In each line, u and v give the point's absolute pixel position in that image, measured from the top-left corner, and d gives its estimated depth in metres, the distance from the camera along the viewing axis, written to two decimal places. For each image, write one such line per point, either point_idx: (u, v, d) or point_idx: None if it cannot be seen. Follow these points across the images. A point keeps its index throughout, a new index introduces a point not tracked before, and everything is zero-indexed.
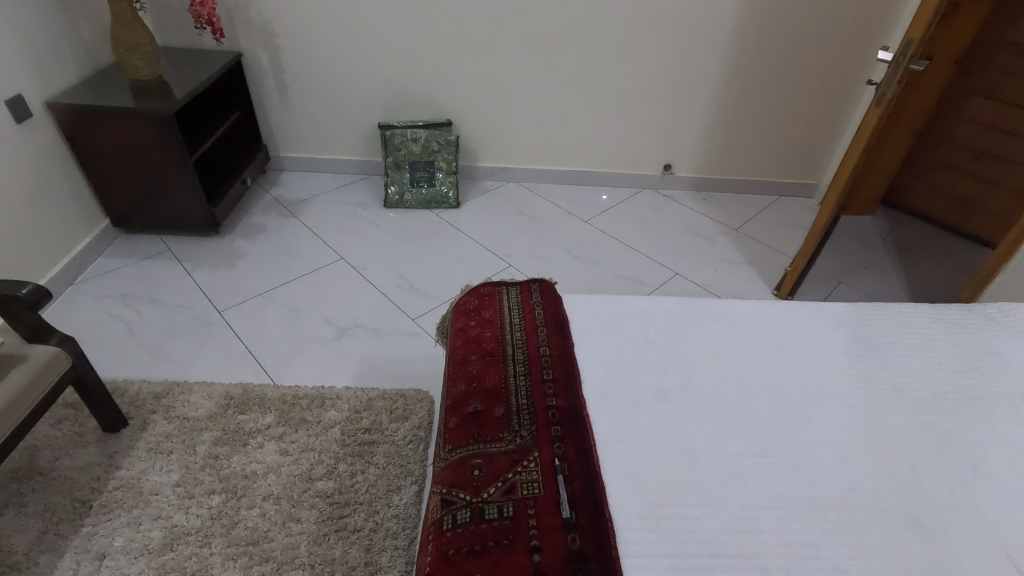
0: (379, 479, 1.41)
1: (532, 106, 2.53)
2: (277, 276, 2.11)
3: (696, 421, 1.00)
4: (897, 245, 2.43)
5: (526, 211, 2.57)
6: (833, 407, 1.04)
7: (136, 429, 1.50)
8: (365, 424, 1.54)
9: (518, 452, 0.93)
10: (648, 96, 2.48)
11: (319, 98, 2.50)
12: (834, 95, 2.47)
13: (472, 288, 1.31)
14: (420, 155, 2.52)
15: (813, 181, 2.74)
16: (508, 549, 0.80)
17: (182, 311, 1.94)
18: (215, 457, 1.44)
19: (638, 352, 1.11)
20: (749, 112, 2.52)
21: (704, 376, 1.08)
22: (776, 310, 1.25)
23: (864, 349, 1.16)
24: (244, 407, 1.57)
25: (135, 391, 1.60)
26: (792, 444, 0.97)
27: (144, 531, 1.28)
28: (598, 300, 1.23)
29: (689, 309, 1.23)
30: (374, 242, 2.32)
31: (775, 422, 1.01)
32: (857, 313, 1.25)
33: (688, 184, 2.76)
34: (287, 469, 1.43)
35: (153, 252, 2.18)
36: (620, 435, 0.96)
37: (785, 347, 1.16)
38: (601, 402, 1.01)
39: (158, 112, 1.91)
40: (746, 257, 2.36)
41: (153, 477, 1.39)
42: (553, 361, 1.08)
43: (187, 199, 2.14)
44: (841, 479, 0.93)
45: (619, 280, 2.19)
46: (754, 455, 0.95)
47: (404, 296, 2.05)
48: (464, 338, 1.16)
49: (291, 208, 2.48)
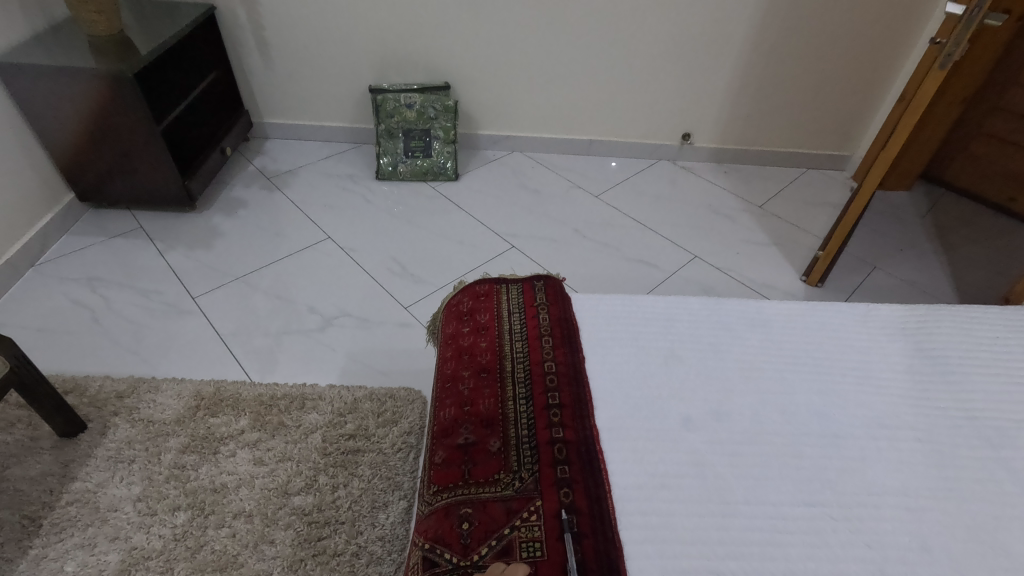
0: (364, 494, 1.27)
1: (538, 69, 2.28)
2: (258, 258, 1.93)
3: (729, 460, 0.82)
4: (937, 226, 2.22)
5: (531, 185, 2.36)
6: (895, 441, 0.87)
7: (96, 434, 1.35)
8: (349, 429, 1.39)
9: (516, 501, 0.77)
10: (668, 58, 2.23)
11: (304, 57, 2.27)
12: (878, 56, 2.20)
13: (466, 284, 1.14)
14: (415, 122, 2.31)
15: (846, 153, 2.50)
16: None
17: (152, 297, 1.77)
18: (181, 467, 1.29)
19: (658, 370, 0.94)
20: (778, 78, 2.28)
21: (737, 398, 0.91)
22: (821, 314, 1.07)
23: (925, 364, 0.99)
24: (216, 409, 1.42)
25: (96, 390, 1.45)
26: (847, 490, 0.80)
27: (100, 554, 1.15)
28: (612, 300, 1.06)
29: (719, 313, 1.05)
30: (365, 219, 2.13)
31: (826, 461, 0.83)
32: (917, 320, 1.07)
33: (708, 155, 2.53)
34: (261, 481, 1.28)
35: (124, 230, 2.00)
36: (640, 477, 0.80)
37: (834, 361, 0.98)
38: (617, 434, 0.84)
39: (117, 73, 1.69)
40: (771, 237, 2.16)
41: (111, 490, 1.25)
42: (560, 381, 0.91)
43: (158, 171, 1.94)
44: (908, 537, 0.76)
45: (631, 264, 2.00)
46: (801, 504, 0.78)
47: (396, 281, 1.87)
48: (455, 349, 0.99)
49: (275, 181, 2.28)
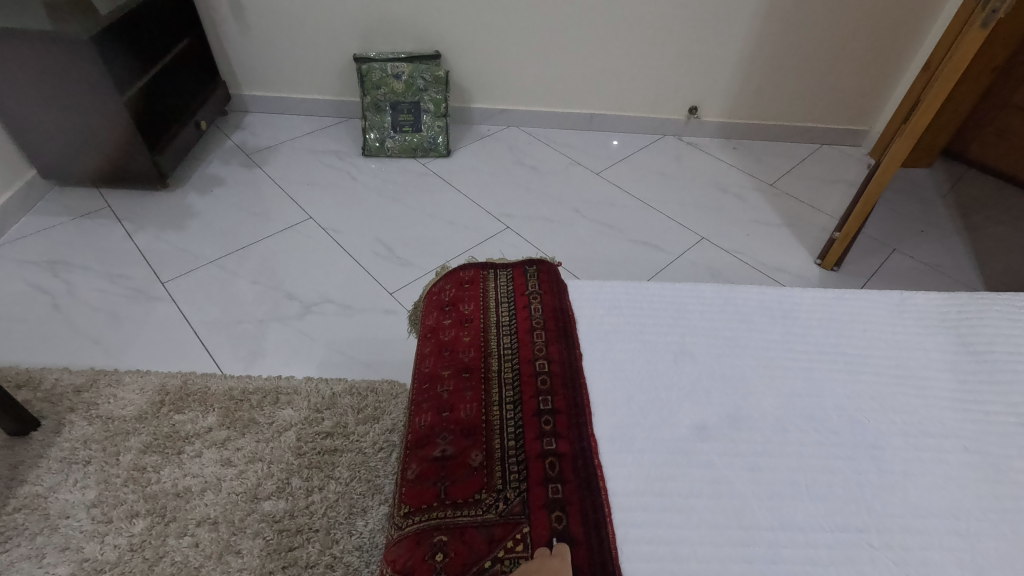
0: (341, 498, 1.16)
1: (536, 35, 2.12)
2: (234, 240, 1.80)
3: (750, 475, 0.71)
4: (959, 205, 2.08)
5: (528, 162, 2.21)
6: (940, 453, 0.75)
7: (49, 432, 1.24)
8: (326, 426, 1.28)
9: (500, 526, 0.65)
10: (675, 24, 2.07)
11: (284, 24, 2.11)
12: (903, 21, 2.04)
13: (449, 270, 1.02)
14: (403, 94, 2.16)
15: (863, 127, 2.35)
16: (559, 563, 0.59)
17: (119, 282, 1.64)
18: (142, 469, 1.19)
19: (666, 368, 0.82)
20: (794, 46, 2.11)
21: (758, 402, 0.79)
22: (850, 303, 0.94)
23: (970, 362, 0.86)
24: (182, 404, 1.30)
25: (52, 383, 1.34)
26: (888, 512, 0.69)
27: (48, 566, 1.04)
28: (614, 288, 0.94)
29: (735, 302, 0.93)
30: (350, 198, 1.99)
31: (862, 477, 0.72)
32: (959, 310, 0.94)
33: (716, 130, 2.38)
34: (228, 484, 1.17)
35: (91, 209, 1.87)
36: (646, 499, 0.68)
37: (866, 358, 0.86)
38: (619, 446, 0.73)
39: (73, 36, 1.55)
40: (783, 218, 2.02)
41: (64, 495, 1.14)
42: (553, 383, 0.79)
43: (124, 146, 1.80)
44: (962, 568, 0.65)
45: (634, 246, 1.87)
46: (833, 529, 0.67)
47: (381, 265, 1.74)
48: (434, 344, 0.87)
49: (254, 157, 2.13)
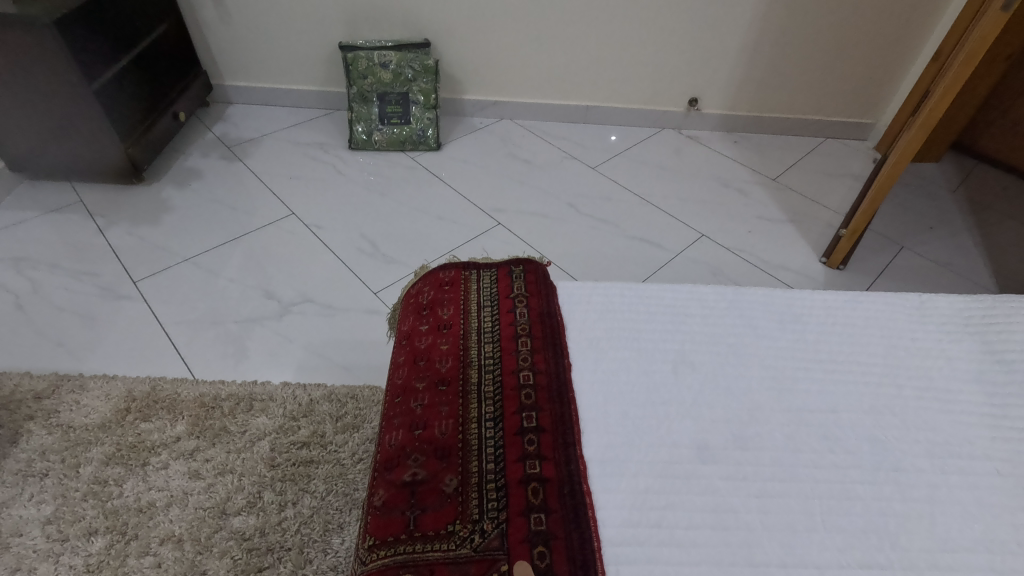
0: (315, 514, 1.08)
1: (529, 22, 2.03)
2: (211, 237, 1.71)
3: (758, 503, 0.63)
4: (969, 201, 2.00)
5: (521, 155, 2.13)
6: (970, 477, 0.68)
7: (5, 443, 1.16)
8: (302, 436, 1.20)
9: (475, 564, 0.58)
10: (675, 11, 1.99)
11: (266, 10, 2.02)
12: (912, 9, 1.95)
13: (429, 270, 0.94)
14: (392, 84, 2.08)
15: (869, 120, 2.26)
16: None
17: (88, 280, 1.56)
18: (102, 483, 1.11)
19: (665, 381, 0.74)
20: (798, 34, 2.03)
21: (767, 419, 0.71)
22: (865, 307, 0.87)
23: (998, 373, 0.79)
24: (148, 412, 1.22)
25: (11, 389, 1.25)
26: (912, 545, 0.61)
27: None
28: (607, 289, 0.86)
29: (740, 305, 0.85)
30: (334, 192, 1.91)
31: (882, 504, 0.64)
32: (983, 315, 0.86)
33: (716, 123, 2.30)
34: (195, 499, 1.09)
35: (62, 204, 1.78)
36: (639, 532, 0.60)
37: (885, 370, 0.78)
38: (610, 470, 0.65)
39: (36, 20, 1.46)
40: (787, 213, 1.94)
41: (17, 512, 1.06)
42: (539, 397, 0.71)
43: (96, 137, 1.72)
44: None
45: (631, 243, 1.79)
46: (851, 566, 0.59)
47: (365, 262, 1.66)
48: (409, 352, 0.79)
49: (236, 150, 2.05)
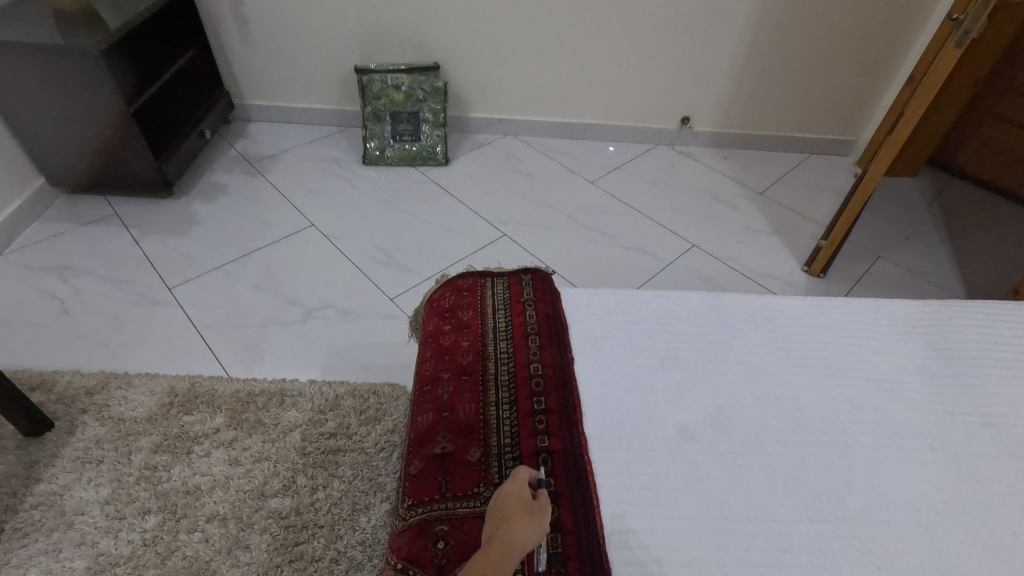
0: (344, 496, 1.21)
1: (531, 45, 2.18)
2: (238, 247, 1.85)
3: (729, 472, 0.77)
4: (943, 213, 2.15)
5: (524, 169, 2.27)
6: (908, 451, 0.81)
7: (62, 433, 1.29)
8: (330, 428, 1.33)
9: None
10: (667, 37, 2.14)
11: (287, 35, 2.17)
12: (888, 35, 2.11)
13: (449, 277, 1.07)
14: (403, 105, 2.22)
15: (850, 137, 2.41)
16: (512, 483, 0.68)
17: (126, 287, 1.69)
18: (153, 469, 1.23)
19: (654, 373, 0.87)
20: (783, 58, 2.18)
21: (739, 405, 0.85)
22: (828, 310, 1.00)
23: (939, 367, 0.92)
24: (190, 406, 1.35)
25: (64, 386, 1.38)
26: (856, 506, 0.74)
27: (66, 560, 1.09)
28: (605, 295, 0.99)
29: (719, 309, 0.99)
30: (350, 206, 2.04)
31: (832, 472, 0.78)
32: (930, 317, 1.00)
33: (707, 139, 2.44)
34: (237, 483, 1.22)
35: (98, 216, 1.92)
36: (631, 494, 0.74)
37: (842, 364, 0.92)
38: (607, 445, 0.78)
39: (84, 49, 1.60)
40: (772, 225, 2.09)
41: (78, 493, 1.19)
42: (546, 385, 0.85)
43: (131, 155, 1.85)
44: (922, 556, 0.70)
45: (626, 253, 1.92)
46: (806, 521, 0.72)
47: (380, 270, 1.80)
48: (435, 348, 0.92)
49: (257, 165, 2.19)
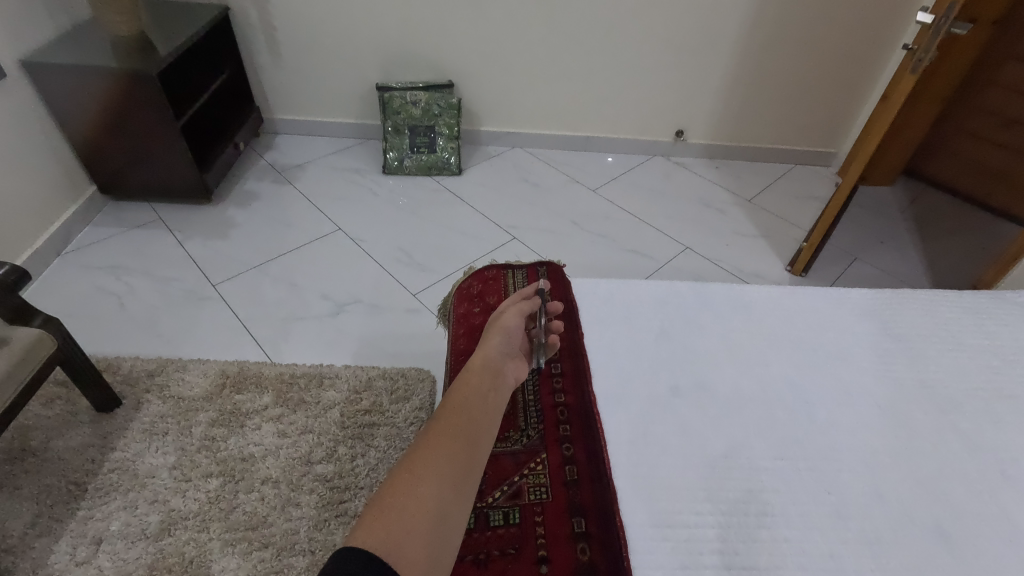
0: (380, 463, 1.38)
1: (538, 65, 2.38)
2: (272, 248, 2.03)
3: (711, 421, 0.95)
4: (916, 219, 2.34)
5: (531, 179, 2.47)
6: (859, 408, 0.99)
7: (130, 409, 1.46)
8: (365, 405, 1.50)
9: (525, 454, 0.95)
10: (662, 58, 2.34)
11: (314, 56, 2.36)
12: (863, 57, 2.31)
13: (474, 269, 1.27)
14: (420, 119, 2.42)
15: (831, 149, 2.61)
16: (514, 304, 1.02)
17: (174, 284, 1.87)
18: (212, 439, 1.41)
19: (650, 345, 1.06)
20: (767, 77, 2.38)
21: (720, 370, 1.03)
22: (797, 296, 1.18)
23: (889, 342, 1.10)
24: (241, 386, 1.53)
25: (127, 369, 1.56)
26: (813, 448, 0.92)
27: (141, 515, 1.26)
28: (609, 284, 1.18)
29: (705, 295, 1.17)
30: (373, 212, 2.23)
31: (796, 422, 0.96)
32: (884, 302, 1.18)
33: (700, 151, 2.64)
34: (286, 451, 1.39)
35: (144, 221, 2.10)
36: (632, 438, 0.91)
37: (807, 339, 1.10)
38: (611, 401, 0.96)
39: (140, 72, 1.78)
40: (759, 230, 2.28)
41: (148, 459, 1.36)
42: (562, 355, 1.08)
43: (175, 165, 2.04)
44: (865, 486, 0.88)
45: (626, 254, 2.11)
46: (772, 458, 0.90)
47: (404, 270, 1.98)
48: (466, 326, 1.12)
49: (286, 174, 2.37)
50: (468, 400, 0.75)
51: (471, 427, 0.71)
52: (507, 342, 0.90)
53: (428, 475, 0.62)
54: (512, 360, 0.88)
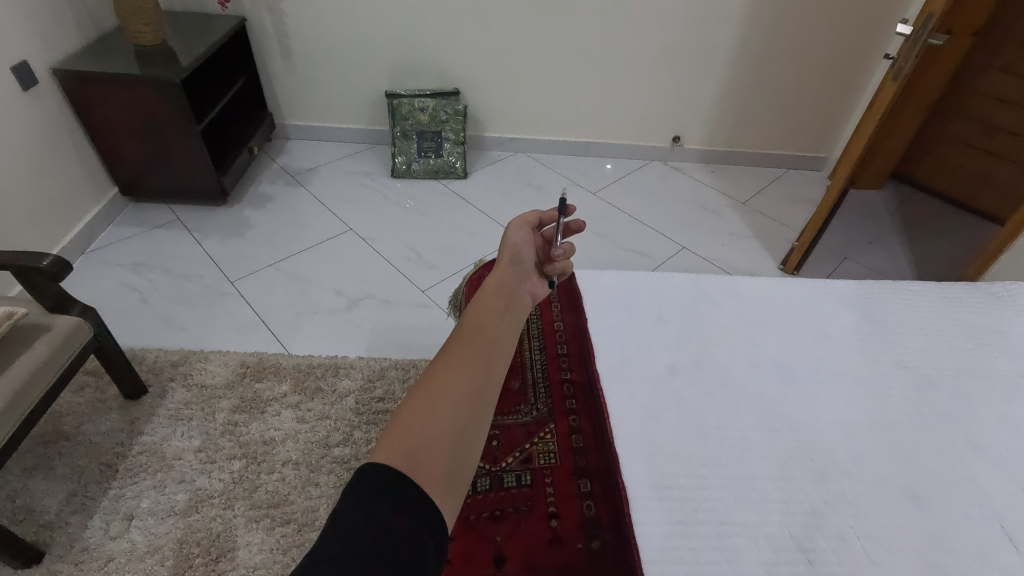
0: None
1: (541, 73, 2.48)
2: (286, 247, 2.11)
3: (705, 396, 1.03)
4: (904, 221, 2.44)
5: (534, 182, 2.56)
6: (842, 386, 1.07)
7: (156, 396, 1.54)
8: (379, 393, 1.58)
9: (534, 425, 1.06)
10: (660, 67, 2.44)
11: (326, 64, 2.46)
12: (851, 65, 2.42)
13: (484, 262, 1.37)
14: (428, 125, 2.50)
15: (823, 154, 2.71)
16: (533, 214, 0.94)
17: (193, 281, 1.95)
18: (234, 424, 1.49)
19: (649, 329, 1.14)
20: (760, 84, 2.48)
21: (713, 351, 1.11)
22: (786, 286, 1.27)
23: (871, 327, 1.18)
24: (261, 375, 1.61)
25: (152, 359, 1.64)
26: (799, 420, 1.00)
27: (170, 493, 1.34)
28: (611, 275, 1.26)
29: (700, 285, 1.26)
30: (382, 213, 2.32)
31: (784, 397, 1.04)
32: (866, 291, 1.27)
33: (697, 156, 2.74)
34: (304, 435, 1.47)
35: (163, 221, 2.18)
36: (632, 411, 0.99)
37: (795, 325, 1.18)
38: (614, 379, 1.05)
39: (163, 79, 1.88)
40: (754, 230, 2.37)
41: (175, 442, 1.44)
42: (567, 338, 1.19)
43: (194, 168, 2.13)
44: (845, 453, 0.96)
45: (625, 253, 2.20)
46: (760, 430, 0.98)
47: (413, 268, 2.06)
48: None
49: (298, 178, 2.47)
50: (483, 321, 0.73)
51: (490, 348, 0.69)
52: (518, 263, 0.87)
53: (447, 387, 0.62)
54: (528, 281, 0.86)
